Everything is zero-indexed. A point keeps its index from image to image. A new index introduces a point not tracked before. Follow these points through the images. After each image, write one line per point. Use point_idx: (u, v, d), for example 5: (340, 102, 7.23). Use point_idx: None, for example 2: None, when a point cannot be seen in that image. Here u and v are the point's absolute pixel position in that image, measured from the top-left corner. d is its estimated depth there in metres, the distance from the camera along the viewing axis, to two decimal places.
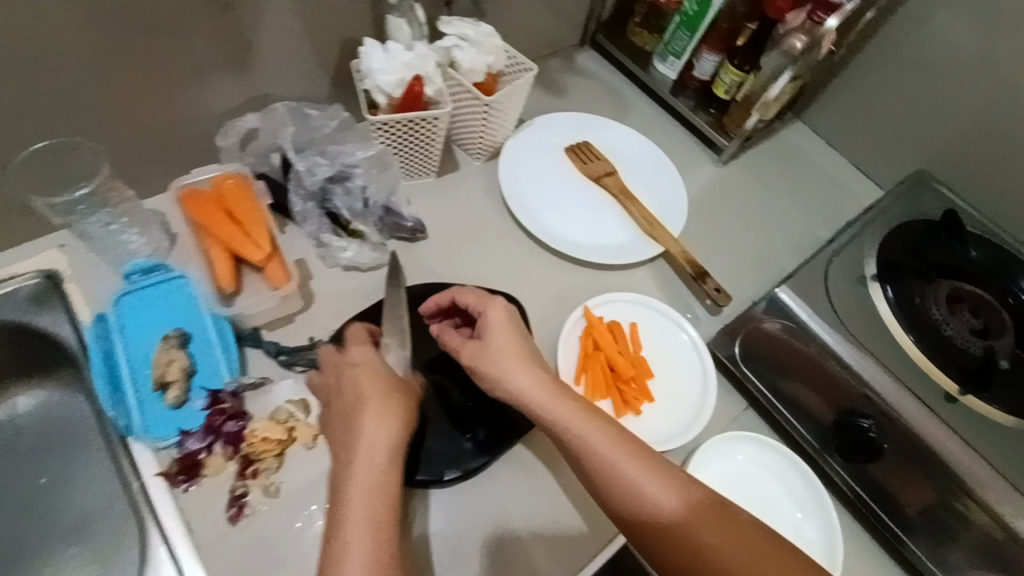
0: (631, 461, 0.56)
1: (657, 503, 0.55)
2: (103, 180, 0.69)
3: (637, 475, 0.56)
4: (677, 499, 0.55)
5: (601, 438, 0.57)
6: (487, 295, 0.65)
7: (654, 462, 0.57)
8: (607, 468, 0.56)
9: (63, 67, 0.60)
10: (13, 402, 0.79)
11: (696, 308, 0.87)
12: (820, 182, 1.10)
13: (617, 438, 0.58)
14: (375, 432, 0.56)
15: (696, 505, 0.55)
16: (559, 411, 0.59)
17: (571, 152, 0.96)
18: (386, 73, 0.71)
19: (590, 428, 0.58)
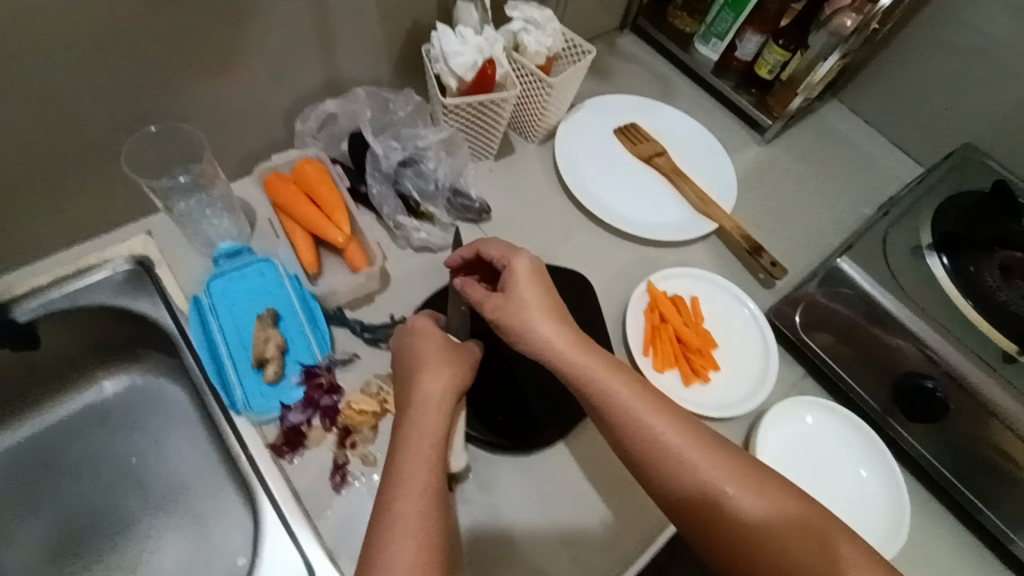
0: (656, 415, 0.58)
1: (680, 455, 0.56)
2: (205, 165, 0.74)
3: (661, 429, 0.58)
4: (703, 457, 0.57)
5: (629, 395, 0.59)
6: (512, 249, 0.64)
7: (675, 416, 0.59)
8: (635, 422, 0.58)
9: (164, 55, 0.63)
10: (100, 386, 0.82)
11: (750, 282, 0.89)
12: (863, 160, 1.11)
13: (641, 393, 0.60)
14: (433, 384, 0.60)
15: (716, 458, 0.57)
16: (590, 367, 0.60)
17: (621, 134, 0.98)
18: (459, 56, 0.73)
19: (613, 381, 0.59)
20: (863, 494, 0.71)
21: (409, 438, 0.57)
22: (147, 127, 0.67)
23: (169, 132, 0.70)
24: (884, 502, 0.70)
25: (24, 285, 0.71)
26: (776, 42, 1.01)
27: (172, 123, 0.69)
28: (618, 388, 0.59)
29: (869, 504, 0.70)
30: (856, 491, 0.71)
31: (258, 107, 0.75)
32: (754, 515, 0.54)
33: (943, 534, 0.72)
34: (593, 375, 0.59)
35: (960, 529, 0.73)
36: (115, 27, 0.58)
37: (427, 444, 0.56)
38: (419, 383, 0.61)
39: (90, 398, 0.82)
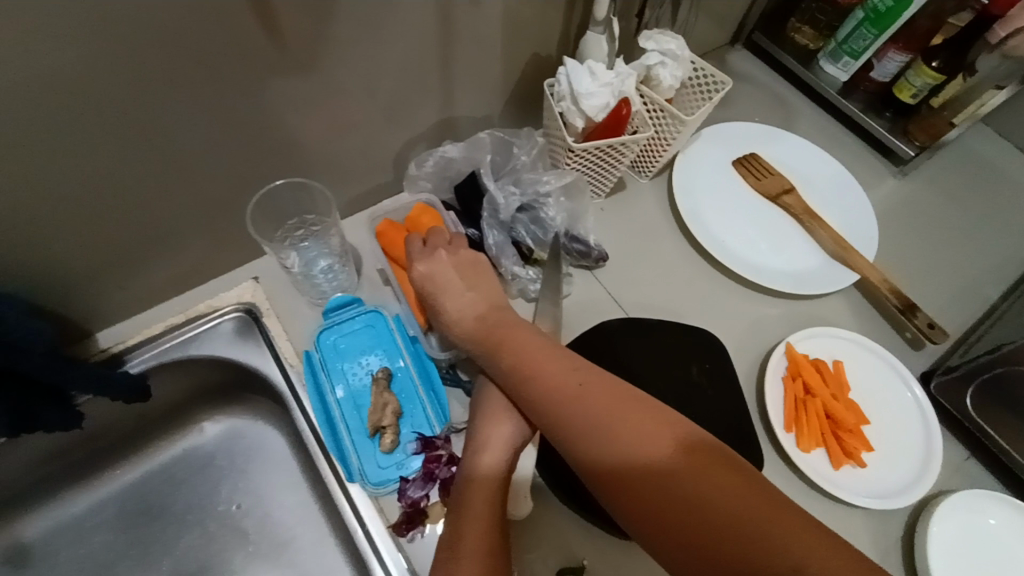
0: (616, 398, 0.50)
1: (607, 431, 0.48)
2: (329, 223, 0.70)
3: (590, 402, 0.50)
4: (626, 426, 0.48)
5: (594, 388, 0.51)
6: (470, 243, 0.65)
7: (669, 432, 0.47)
8: (561, 401, 0.51)
9: (291, 103, 0.60)
10: (201, 428, 0.81)
11: (896, 340, 0.79)
12: (1020, 194, 0.96)
13: (564, 368, 0.53)
14: (496, 432, 0.56)
15: (717, 475, 0.45)
16: (522, 354, 0.56)
17: (744, 169, 0.89)
18: (593, 97, 0.67)
19: (603, 393, 0.50)
20: None
21: (467, 495, 0.53)
22: (274, 181, 0.66)
23: (294, 186, 0.68)
24: None
25: (137, 335, 0.70)
26: (927, 64, 0.87)
27: (296, 176, 0.67)
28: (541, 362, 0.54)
29: None
30: None
31: (372, 150, 0.71)
32: (703, 486, 0.44)
33: None
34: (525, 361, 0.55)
35: None
36: (247, 79, 0.55)
37: (484, 497, 0.53)
38: (480, 432, 0.57)
39: (190, 442, 0.81)
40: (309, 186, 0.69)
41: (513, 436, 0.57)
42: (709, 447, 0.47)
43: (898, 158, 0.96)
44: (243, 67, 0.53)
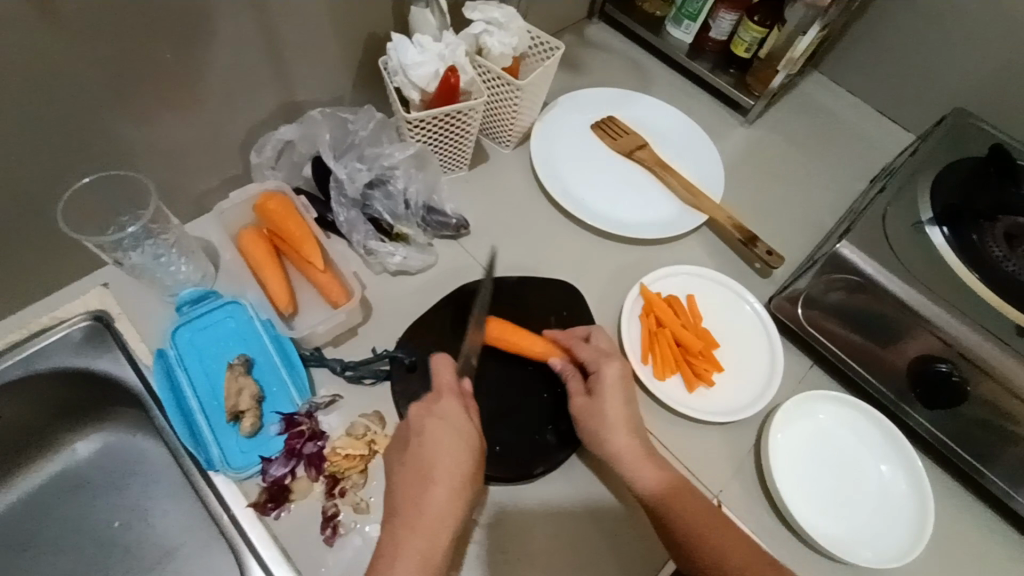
0: (639, 446, 0.62)
1: (653, 487, 0.60)
2: (152, 213, 0.66)
3: (641, 464, 0.61)
4: (668, 479, 0.61)
5: (623, 437, 0.62)
6: (606, 354, 0.67)
7: (682, 488, 0.60)
8: (618, 452, 0.62)
9: (103, 97, 0.58)
10: (72, 449, 0.78)
11: (747, 272, 0.86)
12: (851, 132, 1.05)
13: (637, 444, 0.62)
14: (445, 463, 0.56)
15: (706, 519, 0.58)
16: (609, 417, 0.63)
17: (600, 130, 0.93)
18: (420, 67, 0.69)
19: (630, 440, 0.62)
20: (887, 491, 0.68)
21: (405, 534, 0.53)
22: (80, 181, 0.63)
23: (109, 181, 0.65)
24: (910, 499, 0.68)
25: None
26: (751, 20, 0.95)
27: (107, 171, 0.64)
28: (616, 437, 0.62)
29: (896, 502, 0.68)
30: (879, 487, 0.68)
31: (212, 141, 0.71)
32: (696, 526, 0.58)
33: (971, 525, 0.70)
34: (599, 420, 0.63)
35: (984, 513, 0.71)
36: (41, 74, 0.53)
37: (436, 508, 0.55)
38: (429, 463, 0.56)
39: (63, 462, 0.77)
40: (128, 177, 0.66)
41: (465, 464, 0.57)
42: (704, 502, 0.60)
43: (744, 109, 1.04)
44: (29, 60, 0.52)
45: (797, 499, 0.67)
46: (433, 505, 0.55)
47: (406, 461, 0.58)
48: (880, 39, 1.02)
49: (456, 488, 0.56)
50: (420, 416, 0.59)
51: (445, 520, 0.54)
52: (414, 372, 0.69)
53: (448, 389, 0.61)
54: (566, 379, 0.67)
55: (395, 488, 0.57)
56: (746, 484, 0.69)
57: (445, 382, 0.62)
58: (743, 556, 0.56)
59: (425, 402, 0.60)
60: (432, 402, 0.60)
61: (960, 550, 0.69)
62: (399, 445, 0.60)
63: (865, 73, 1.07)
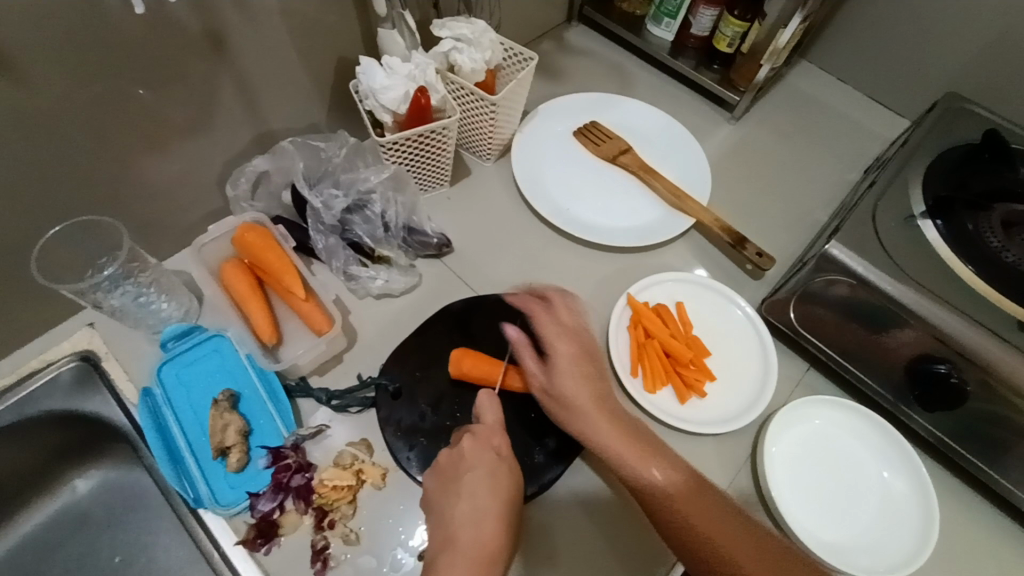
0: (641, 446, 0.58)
1: (664, 488, 0.55)
2: (126, 254, 0.67)
3: (652, 467, 0.57)
4: (679, 477, 0.57)
5: (621, 441, 0.59)
6: (566, 329, 0.67)
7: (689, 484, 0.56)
8: (618, 454, 0.58)
9: (72, 144, 0.59)
10: (72, 486, 0.78)
11: (738, 274, 0.84)
12: (842, 121, 1.03)
13: (645, 441, 0.59)
14: (484, 489, 0.57)
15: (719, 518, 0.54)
16: (562, 394, 0.63)
17: (581, 136, 0.91)
18: (389, 90, 0.69)
19: (626, 443, 0.59)
20: (889, 498, 0.66)
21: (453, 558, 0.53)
22: (49, 232, 0.64)
23: (80, 228, 0.65)
24: (913, 506, 0.66)
25: None
26: (732, 14, 0.94)
27: (76, 219, 0.65)
28: (581, 425, 0.61)
29: (898, 509, 0.66)
30: (881, 494, 0.67)
31: (187, 177, 0.71)
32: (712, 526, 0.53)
33: (977, 525, 0.68)
34: (561, 405, 0.63)
35: (992, 511, 0.69)
36: (8, 126, 0.54)
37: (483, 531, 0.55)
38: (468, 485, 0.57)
39: (63, 500, 0.78)
40: (99, 223, 0.66)
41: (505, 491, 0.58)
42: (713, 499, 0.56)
43: (730, 105, 1.01)
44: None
45: (794, 506, 0.65)
46: (485, 533, 0.55)
47: (467, 488, 0.57)
48: (867, 25, 0.99)
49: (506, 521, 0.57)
50: (487, 452, 0.60)
51: (496, 554, 0.55)
52: (399, 399, 0.68)
53: (490, 429, 0.62)
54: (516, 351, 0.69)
55: (452, 517, 0.56)
56: (743, 495, 0.68)
57: (494, 419, 0.63)
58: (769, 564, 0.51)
59: (480, 435, 0.61)
60: (489, 436, 0.62)
61: (966, 551, 0.67)
62: (447, 474, 0.59)
63: (854, 60, 1.04)
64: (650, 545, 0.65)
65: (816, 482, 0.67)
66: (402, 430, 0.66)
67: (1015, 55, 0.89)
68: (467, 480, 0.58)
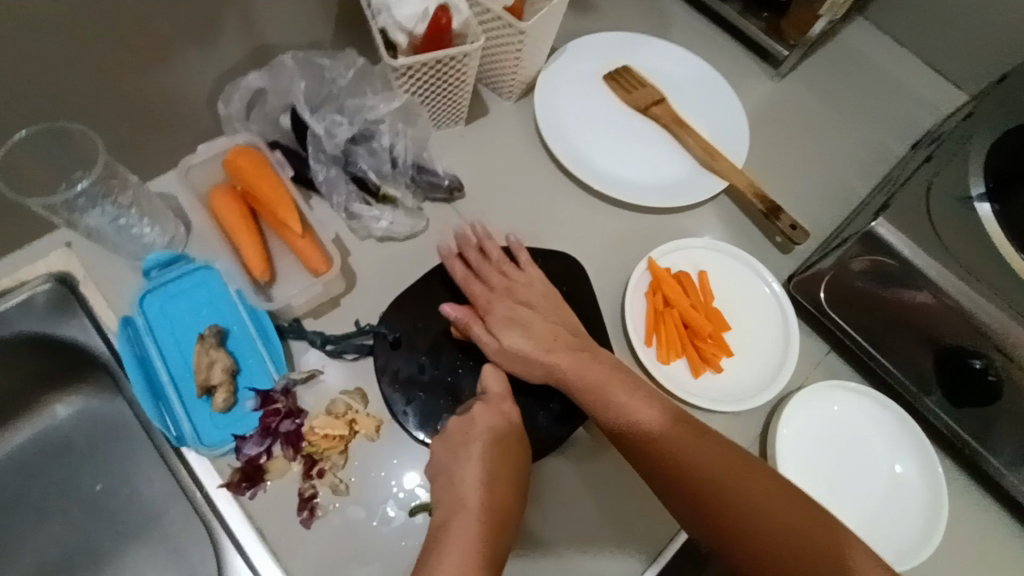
0: (629, 390, 0.59)
1: (658, 433, 0.57)
2: (101, 171, 0.61)
3: (648, 413, 0.58)
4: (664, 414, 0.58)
5: (611, 382, 0.59)
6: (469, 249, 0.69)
7: (677, 420, 0.58)
8: (606, 396, 0.59)
9: (39, 35, 0.52)
10: (52, 412, 0.75)
11: (766, 246, 0.79)
12: (895, 88, 0.94)
13: (638, 389, 0.59)
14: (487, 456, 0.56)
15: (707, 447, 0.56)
16: (501, 317, 0.63)
17: (612, 80, 0.83)
18: (406, 6, 0.63)
19: (613, 384, 0.59)
20: (898, 489, 0.64)
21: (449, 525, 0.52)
22: (15, 136, 0.57)
23: (49, 135, 0.58)
24: (921, 499, 0.64)
25: None
26: None
27: (43, 125, 0.57)
28: (506, 334, 0.62)
29: (905, 500, 0.64)
30: (890, 485, 0.64)
31: (174, 88, 0.63)
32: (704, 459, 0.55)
33: (981, 522, 0.67)
34: (501, 321, 0.63)
35: (997, 507, 0.67)
36: None
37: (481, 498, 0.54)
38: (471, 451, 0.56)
39: (44, 424, 0.75)
40: (69, 131, 0.59)
41: (507, 459, 0.57)
42: (698, 429, 0.58)
43: (776, 60, 0.92)
44: None
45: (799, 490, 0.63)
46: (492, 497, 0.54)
47: (476, 453, 0.56)
48: None
49: (520, 484, 0.57)
50: (497, 421, 0.58)
51: (510, 513, 0.55)
52: (398, 349, 0.64)
53: (497, 398, 0.60)
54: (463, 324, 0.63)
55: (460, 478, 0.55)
56: None
57: (501, 388, 0.61)
58: (772, 503, 0.53)
59: (491, 403, 0.59)
60: (499, 403, 0.60)
61: (966, 546, 0.66)
62: (456, 439, 0.58)
63: (919, 19, 0.93)
64: (650, 519, 0.63)
65: (827, 466, 0.65)
66: (400, 384, 0.63)
67: None
68: (476, 446, 0.56)
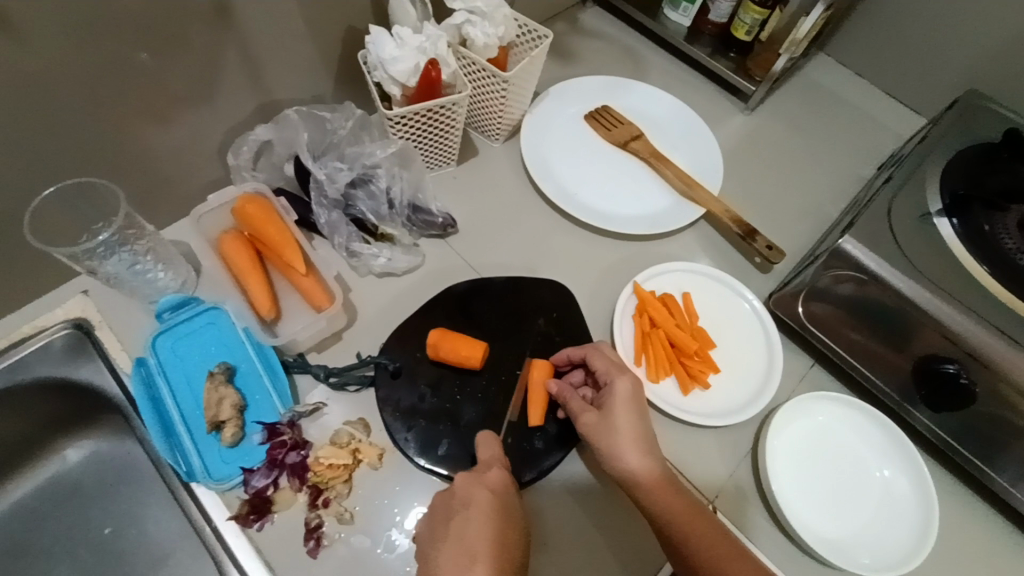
0: (652, 470, 0.59)
1: (674, 518, 0.56)
2: (123, 220, 0.65)
3: (664, 494, 0.58)
4: (684, 500, 0.58)
5: (636, 459, 0.59)
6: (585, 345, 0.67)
7: (686, 505, 0.58)
8: (628, 472, 0.59)
9: (69, 103, 0.57)
10: (63, 456, 0.77)
11: (746, 266, 0.83)
12: (859, 116, 1.00)
13: (652, 465, 0.59)
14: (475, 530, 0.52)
15: (708, 538, 0.56)
16: (598, 429, 0.61)
17: (593, 120, 0.89)
18: (398, 62, 0.67)
19: (640, 464, 0.59)
20: (890, 496, 0.66)
21: None
22: (43, 194, 0.62)
23: (74, 190, 0.63)
24: (912, 506, 0.65)
25: None
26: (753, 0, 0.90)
27: (71, 181, 0.63)
28: (627, 447, 0.59)
29: (898, 508, 0.65)
30: (882, 492, 0.66)
31: (187, 144, 0.69)
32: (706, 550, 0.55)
33: (973, 525, 0.68)
34: (592, 435, 0.61)
35: (990, 512, 0.69)
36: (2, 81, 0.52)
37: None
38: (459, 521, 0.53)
39: (55, 468, 0.77)
40: (94, 185, 0.64)
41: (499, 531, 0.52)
42: (707, 519, 0.57)
43: (745, 95, 0.99)
44: None
45: (792, 500, 0.65)
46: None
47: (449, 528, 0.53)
48: (889, 17, 0.97)
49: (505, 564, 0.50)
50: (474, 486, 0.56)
51: None
52: (398, 379, 0.67)
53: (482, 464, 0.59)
54: (443, 344, 0.67)
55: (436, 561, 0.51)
56: (742, 488, 0.67)
57: (490, 455, 0.60)
58: None
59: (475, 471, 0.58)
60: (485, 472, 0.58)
61: (960, 550, 0.67)
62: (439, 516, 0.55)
63: (874, 54, 1.01)
64: (651, 535, 0.64)
65: (814, 476, 0.66)
66: (401, 413, 0.65)
67: None
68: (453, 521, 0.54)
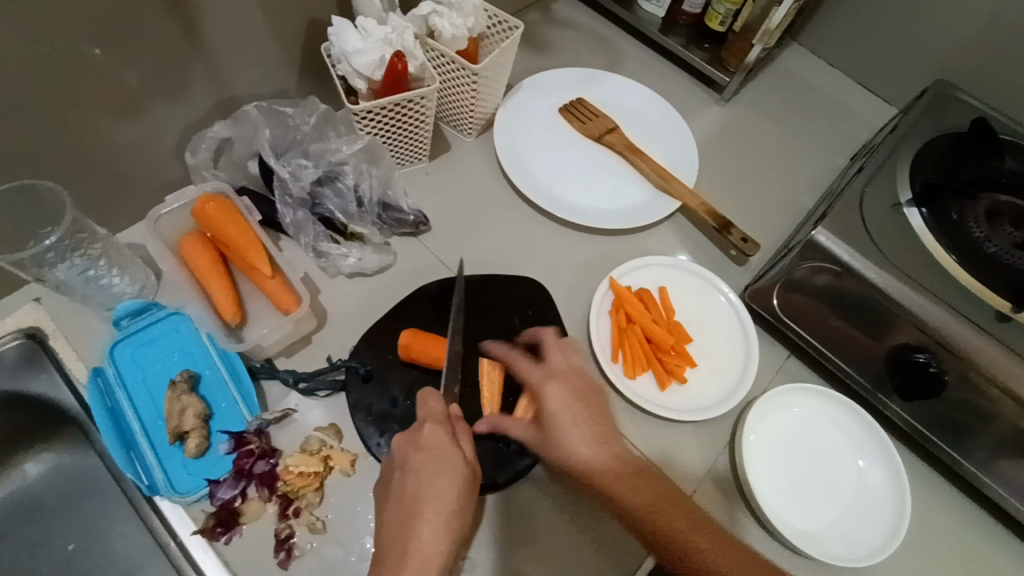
0: (574, 424, 0.59)
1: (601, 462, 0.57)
2: (71, 225, 0.62)
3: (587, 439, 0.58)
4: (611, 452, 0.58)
5: (560, 409, 0.60)
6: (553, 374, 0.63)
7: (602, 441, 0.58)
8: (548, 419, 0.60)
9: (8, 102, 0.54)
10: (23, 471, 0.74)
11: (722, 259, 0.82)
12: (832, 107, 1.01)
13: (579, 418, 0.59)
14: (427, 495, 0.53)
15: (627, 474, 0.56)
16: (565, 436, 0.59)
17: (567, 113, 0.88)
18: (363, 54, 0.65)
19: (566, 418, 0.59)
20: (864, 487, 0.66)
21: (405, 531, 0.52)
22: None
23: (18, 195, 0.60)
24: (888, 494, 0.66)
25: None
26: None
27: (16, 184, 0.59)
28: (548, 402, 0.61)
29: (872, 498, 0.66)
30: (856, 482, 0.67)
31: (143, 143, 0.66)
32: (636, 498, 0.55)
33: (943, 509, 0.69)
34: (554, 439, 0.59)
35: (963, 498, 0.70)
36: None
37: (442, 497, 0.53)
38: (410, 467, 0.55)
39: (15, 483, 0.74)
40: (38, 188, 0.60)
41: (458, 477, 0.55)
42: (630, 459, 0.58)
43: (719, 86, 0.98)
44: None
45: (768, 492, 0.65)
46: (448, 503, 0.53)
47: (426, 489, 0.53)
48: (860, 8, 0.97)
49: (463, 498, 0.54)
50: (458, 459, 0.55)
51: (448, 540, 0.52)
52: (370, 382, 0.65)
53: (437, 417, 0.57)
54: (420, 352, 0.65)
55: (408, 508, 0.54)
56: (719, 479, 0.68)
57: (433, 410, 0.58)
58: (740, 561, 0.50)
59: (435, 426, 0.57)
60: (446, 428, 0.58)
61: (932, 535, 0.68)
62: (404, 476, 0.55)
63: (847, 44, 1.01)
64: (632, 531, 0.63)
65: (786, 463, 0.67)
66: (374, 418, 0.63)
67: (1006, 45, 0.87)
68: (440, 479, 0.54)
